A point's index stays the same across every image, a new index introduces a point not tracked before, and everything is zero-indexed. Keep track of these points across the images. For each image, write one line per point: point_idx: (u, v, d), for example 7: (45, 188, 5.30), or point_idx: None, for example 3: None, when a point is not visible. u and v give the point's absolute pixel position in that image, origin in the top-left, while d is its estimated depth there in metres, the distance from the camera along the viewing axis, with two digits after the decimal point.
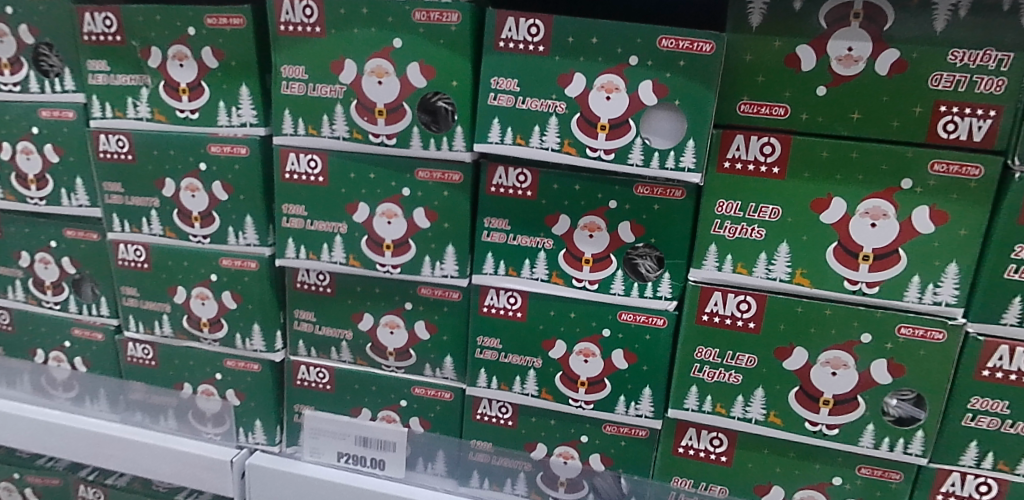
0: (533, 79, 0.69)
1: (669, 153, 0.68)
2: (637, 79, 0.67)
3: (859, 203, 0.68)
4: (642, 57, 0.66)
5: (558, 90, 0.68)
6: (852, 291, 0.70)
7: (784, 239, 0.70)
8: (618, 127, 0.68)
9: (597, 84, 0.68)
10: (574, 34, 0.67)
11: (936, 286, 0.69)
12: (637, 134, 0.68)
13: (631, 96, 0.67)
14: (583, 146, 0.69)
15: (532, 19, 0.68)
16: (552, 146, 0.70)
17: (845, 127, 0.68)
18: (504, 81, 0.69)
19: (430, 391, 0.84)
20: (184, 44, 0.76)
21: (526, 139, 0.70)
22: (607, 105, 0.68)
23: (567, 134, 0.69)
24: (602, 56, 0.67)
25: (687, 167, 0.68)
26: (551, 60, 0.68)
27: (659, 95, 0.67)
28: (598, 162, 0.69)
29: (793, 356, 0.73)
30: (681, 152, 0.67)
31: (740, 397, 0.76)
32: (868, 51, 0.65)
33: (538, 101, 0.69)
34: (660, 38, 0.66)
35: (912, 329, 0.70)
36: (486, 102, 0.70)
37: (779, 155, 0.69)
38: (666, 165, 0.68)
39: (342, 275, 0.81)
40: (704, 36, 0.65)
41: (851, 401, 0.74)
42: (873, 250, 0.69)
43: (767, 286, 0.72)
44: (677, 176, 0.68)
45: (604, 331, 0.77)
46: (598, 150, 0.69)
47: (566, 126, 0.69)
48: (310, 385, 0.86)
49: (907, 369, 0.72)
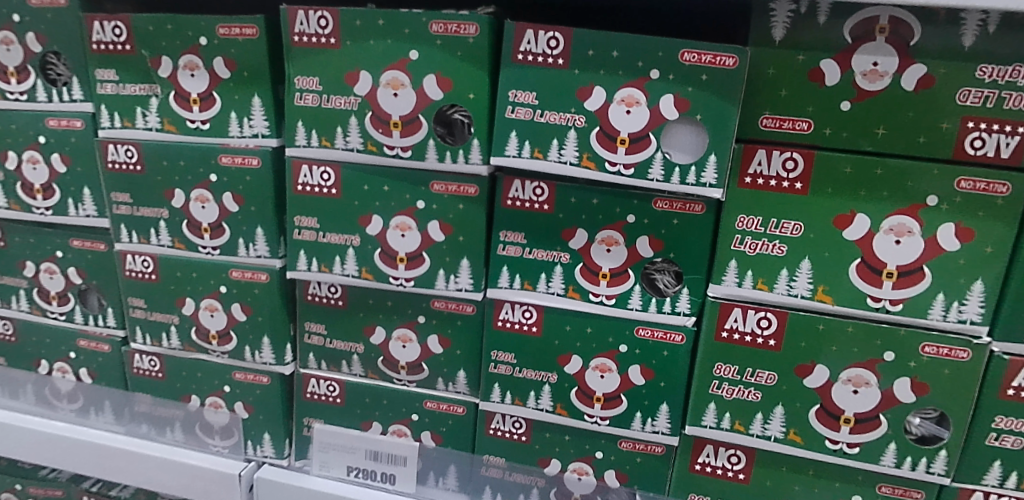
0: (552, 92, 0.68)
1: (689, 168, 0.67)
2: (658, 93, 0.66)
3: (883, 220, 0.67)
4: (664, 70, 0.65)
5: (577, 103, 0.67)
6: (875, 309, 0.69)
7: (806, 255, 0.69)
8: (638, 141, 0.67)
9: (617, 98, 0.66)
10: (594, 46, 0.66)
11: (961, 304, 0.68)
12: (658, 148, 0.67)
13: (652, 110, 0.66)
14: (602, 160, 0.68)
15: (551, 32, 0.66)
16: (570, 160, 0.69)
17: (870, 143, 0.66)
18: (523, 94, 0.68)
19: (442, 405, 0.83)
20: (195, 54, 0.75)
21: (544, 153, 0.69)
22: (627, 119, 0.66)
23: (586, 148, 0.68)
24: (622, 70, 0.66)
25: (708, 182, 0.67)
26: (570, 74, 0.67)
27: (681, 109, 0.66)
28: (617, 177, 0.68)
29: (814, 373, 0.72)
30: (702, 167, 0.66)
31: (760, 414, 0.75)
32: (894, 66, 0.64)
33: (557, 114, 0.68)
34: (682, 52, 0.64)
35: (936, 348, 0.69)
36: (504, 115, 0.69)
37: (801, 170, 0.68)
38: (687, 180, 0.67)
39: (354, 288, 0.80)
40: (727, 50, 0.63)
41: (873, 419, 0.73)
42: (897, 267, 0.68)
43: (788, 303, 0.71)
44: (698, 191, 0.67)
45: (621, 346, 0.76)
46: (617, 164, 0.68)
47: (585, 140, 0.68)
48: (320, 398, 0.85)
49: (931, 388, 0.71)
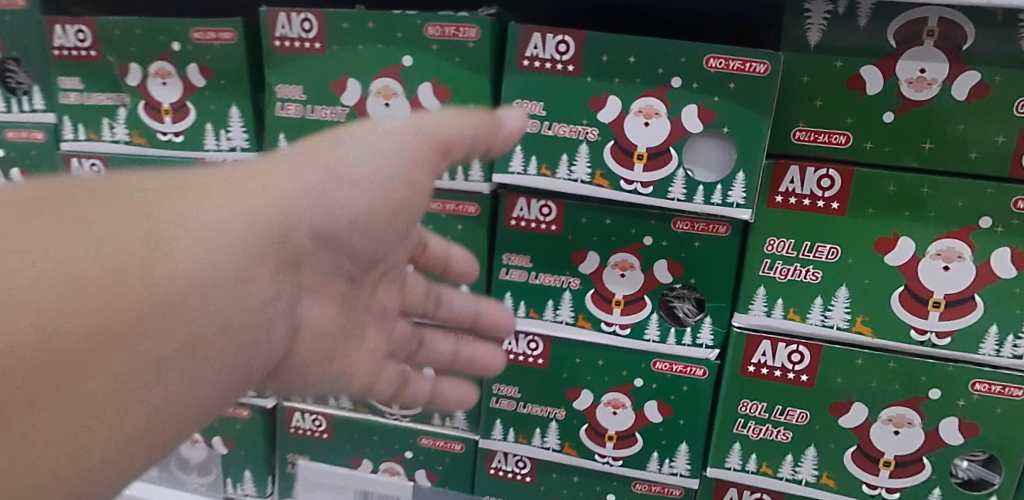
0: (561, 102, 0.61)
1: (715, 187, 0.60)
2: (680, 103, 0.59)
3: (929, 244, 0.61)
4: (687, 78, 0.58)
5: (590, 114, 0.61)
6: (920, 342, 0.63)
7: (843, 282, 0.63)
8: (657, 157, 0.60)
9: (634, 108, 0.60)
10: (609, 51, 0.59)
11: (1016, 338, 0.61)
12: (679, 164, 0.60)
13: (674, 122, 0.59)
14: (617, 177, 0.61)
15: (560, 35, 0.60)
16: (582, 177, 0.62)
17: (915, 159, 0.59)
18: (528, 104, 0.61)
19: (439, 442, 0.75)
20: (167, 60, 0.68)
21: (553, 170, 0.62)
22: (645, 132, 0.60)
23: (599, 164, 0.61)
24: (640, 77, 0.59)
25: (735, 202, 0.60)
26: (582, 82, 0.60)
27: (706, 121, 0.59)
28: (634, 197, 0.61)
29: (851, 412, 0.66)
30: (729, 186, 0.60)
31: (790, 456, 0.68)
32: (944, 73, 0.57)
33: (567, 126, 0.61)
34: (708, 58, 0.58)
35: (987, 385, 0.63)
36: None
37: (839, 189, 0.61)
38: (711, 200, 0.60)
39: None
40: (759, 55, 0.57)
41: (916, 463, 0.66)
42: (945, 296, 0.61)
43: (822, 334, 0.64)
44: (724, 212, 0.60)
45: (636, 381, 0.69)
46: (633, 182, 0.61)
47: (598, 155, 0.61)
48: (305, 433, 0.77)
49: (980, 429, 0.64)
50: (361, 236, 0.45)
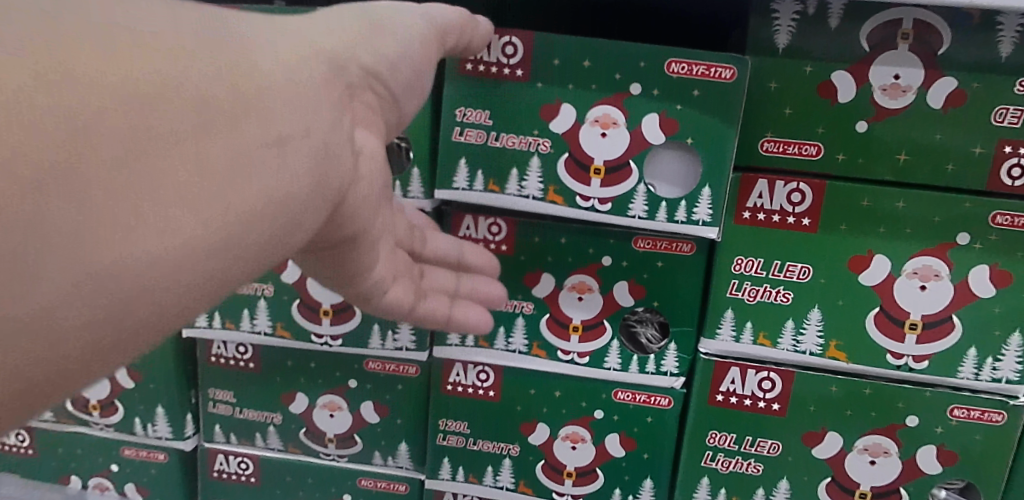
0: (510, 110, 0.55)
1: (679, 203, 0.55)
2: (640, 112, 0.53)
3: (905, 262, 0.57)
4: (647, 84, 0.53)
5: (541, 124, 0.55)
6: (896, 367, 0.59)
7: (815, 304, 0.58)
8: (616, 171, 0.54)
9: (590, 117, 0.54)
10: (561, 54, 0.53)
11: (995, 360, 0.58)
12: (640, 179, 0.55)
13: (633, 132, 0.54)
14: (572, 193, 0.55)
15: (506, 36, 0.53)
16: (534, 194, 0.56)
17: (890, 171, 0.55)
18: (473, 112, 0.55)
19: (381, 483, 0.68)
20: None
21: (502, 185, 0.56)
22: (602, 143, 0.54)
23: (552, 179, 0.55)
24: (595, 83, 0.53)
25: (701, 220, 0.55)
26: (532, 88, 0.54)
27: (668, 131, 0.53)
28: (591, 214, 0.56)
29: (825, 441, 0.61)
30: (694, 202, 0.55)
31: (762, 490, 0.63)
32: (919, 79, 0.53)
33: (516, 138, 0.55)
34: (669, 62, 0.52)
35: (966, 410, 0.59)
36: (450, 139, 0.56)
37: (810, 204, 0.56)
38: (675, 217, 0.55)
39: (269, 349, 0.65)
40: (724, 59, 0.52)
41: (893, 494, 0.62)
42: (922, 318, 0.57)
43: (793, 360, 0.60)
44: (689, 230, 0.55)
45: (596, 412, 0.63)
46: (591, 198, 0.55)
47: (552, 169, 0.55)
48: (230, 477, 0.69)
49: (959, 457, 0.60)
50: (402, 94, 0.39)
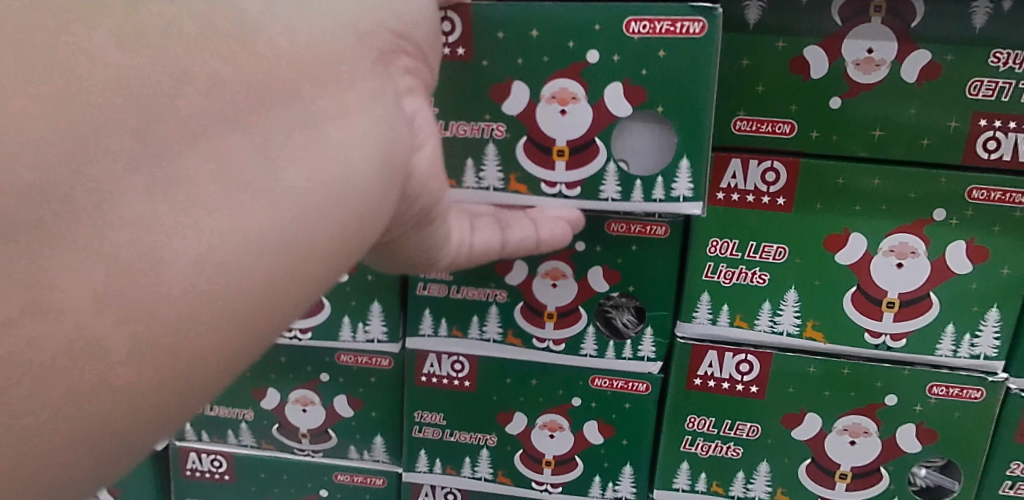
0: (456, 95, 0.53)
1: (656, 179, 0.53)
2: (600, 81, 0.51)
3: (882, 239, 0.56)
4: (606, 51, 0.50)
5: (493, 107, 0.53)
6: (874, 345, 0.58)
7: (792, 284, 0.58)
8: (581, 150, 0.53)
9: (547, 95, 0.52)
10: (506, 28, 0.51)
11: (973, 336, 0.57)
12: (608, 157, 0.53)
13: (595, 105, 0.52)
14: (538, 179, 0.54)
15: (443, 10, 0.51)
16: (495, 183, 0.55)
17: (865, 147, 0.54)
18: None
19: (358, 477, 0.67)
20: None
21: (458, 179, 0.55)
22: (562, 122, 0.52)
23: (512, 165, 0.54)
24: (548, 55, 0.51)
25: (681, 196, 0.52)
26: (477, 67, 0.52)
27: (635, 101, 0.51)
28: (558, 200, 0.54)
29: (804, 423, 0.61)
30: (671, 177, 0.52)
31: (741, 473, 0.63)
32: (892, 52, 0.52)
33: (466, 125, 0.54)
34: (628, 24, 0.50)
35: (945, 388, 0.59)
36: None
37: (784, 183, 0.55)
38: (653, 195, 0.53)
39: (281, 346, 0.63)
40: (689, 13, 0.49)
41: (873, 474, 0.62)
42: (899, 295, 0.57)
43: (772, 342, 0.59)
44: (669, 209, 0.53)
45: (574, 400, 0.62)
46: (557, 184, 0.54)
47: (510, 153, 0.54)
48: (203, 476, 0.68)
49: (939, 435, 0.60)
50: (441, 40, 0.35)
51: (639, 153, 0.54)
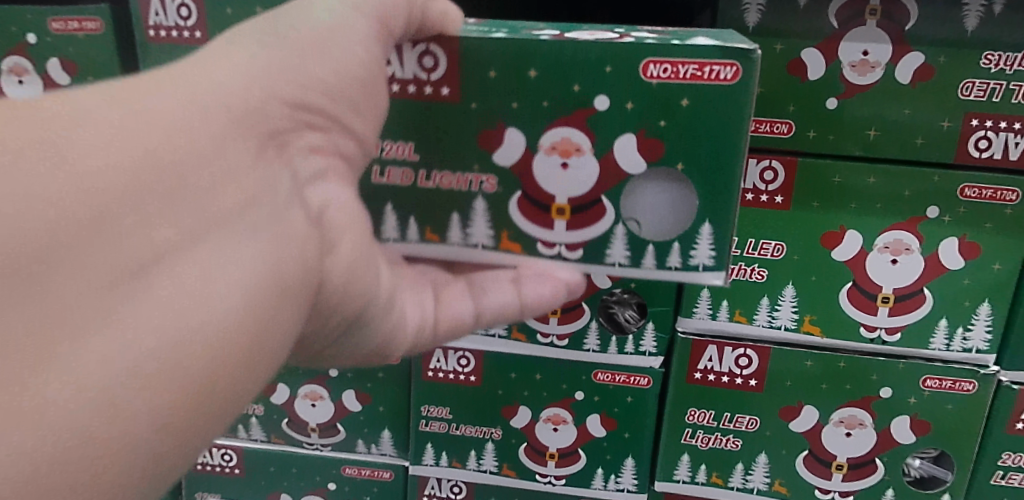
0: (436, 138, 0.44)
1: (672, 244, 0.45)
2: (611, 130, 0.43)
3: (877, 236, 0.57)
4: (619, 94, 0.42)
5: (482, 156, 0.44)
6: (869, 339, 0.60)
7: (790, 280, 0.59)
8: (585, 209, 0.45)
9: (547, 144, 0.43)
10: (499, 65, 0.42)
11: (966, 330, 0.59)
12: (618, 218, 0.45)
13: (604, 158, 0.43)
14: (534, 239, 0.46)
15: (423, 44, 0.43)
16: (483, 242, 0.47)
17: (860, 147, 0.56)
18: (394, 146, 0.45)
19: (365, 470, 0.69)
20: (23, 55, 0.60)
21: (441, 234, 0.47)
22: (564, 177, 0.44)
23: (504, 224, 0.46)
24: (549, 98, 0.42)
25: (701, 264, 0.45)
26: (464, 109, 0.43)
27: (651, 156, 0.43)
28: (558, 264, 0.47)
29: (802, 415, 0.62)
30: (690, 242, 0.45)
31: (741, 465, 0.65)
32: (887, 55, 0.53)
33: (452, 175, 0.45)
34: (646, 64, 0.41)
35: (938, 381, 0.60)
36: (368, 181, 0.46)
37: (782, 182, 0.57)
38: (667, 262, 0.46)
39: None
40: (718, 56, 0.41)
41: (868, 464, 0.63)
42: (894, 291, 0.58)
43: (770, 336, 0.61)
44: (686, 277, 0.46)
45: (577, 394, 0.64)
46: (556, 244, 0.46)
47: (501, 210, 0.46)
48: (213, 469, 0.70)
49: (932, 426, 0.62)
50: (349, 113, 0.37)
51: (658, 213, 0.45)
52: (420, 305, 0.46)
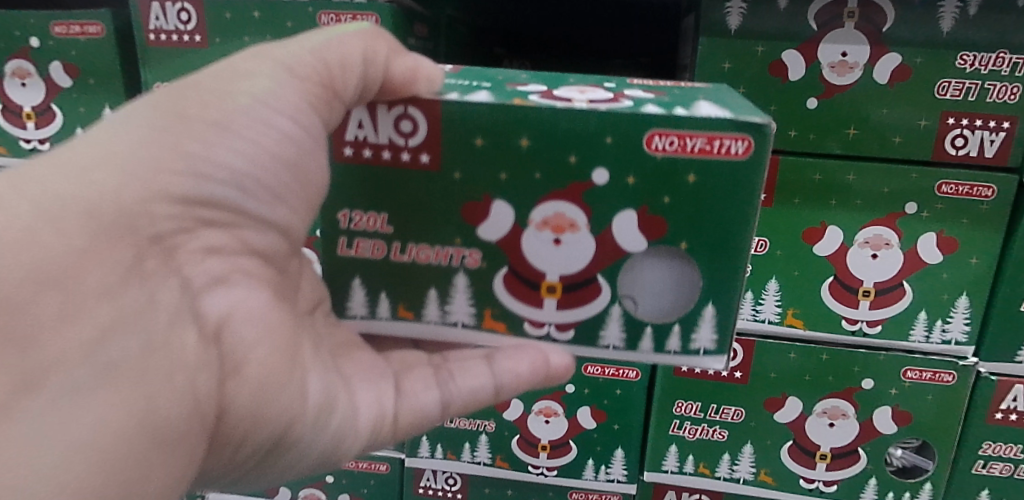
0: (411, 212, 0.38)
1: (671, 327, 0.40)
2: (614, 203, 0.37)
3: (858, 232, 0.59)
4: (620, 167, 0.36)
5: (462, 230, 0.39)
6: (851, 332, 0.62)
7: (772, 274, 0.61)
8: (577, 289, 0.39)
9: (542, 218, 0.38)
10: (486, 132, 0.36)
11: (944, 322, 0.60)
12: (614, 298, 0.39)
13: (600, 235, 0.38)
14: (520, 319, 0.40)
15: (400, 105, 0.37)
16: (462, 321, 0.41)
17: (840, 145, 0.57)
18: (363, 217, 0.39)
19: (363, 463, 0.71)
20: (26, 58, 0.61)
21: (417, 313, 0.41)
22: (555, 253, 0.39)
23: (487, 302, 0.40)
24: (540, 170, 0.37)
25: (701, 348, 0.40)
26: (444, 180, 0.37)
27: (652, 233, 0.37)
28: (546, 343, 0.41)
29: (785, 406, 0.64)
30: (692, 327, 0.40)
31: (727, 455, 0.66)
32: (865, 55, 0.55)
33: (428, 249, 0.39)
34: (655, 135, 0.35)
35: (919, 372, 0.62)
36: (334, 253, 0.40)
37: (764, 179, 0.59)
38: (665, 345, 0.40)
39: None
40: (730, 129, 0.35)
41: (851, 454, 0.65)
42: (874, 285, 0.60)
43: (754, 329, 0.63)
44: (685, 362, 0.40)
45: (568, 387, 0.66)
46: (544, 324, 0.41)
47: (485, 288, 0.40)
48: None
49: (913, 416, 0.63)
50: (266, 210, 0.34)
51: (659, 292, 0.39)
52: (377, 403, 0.40)
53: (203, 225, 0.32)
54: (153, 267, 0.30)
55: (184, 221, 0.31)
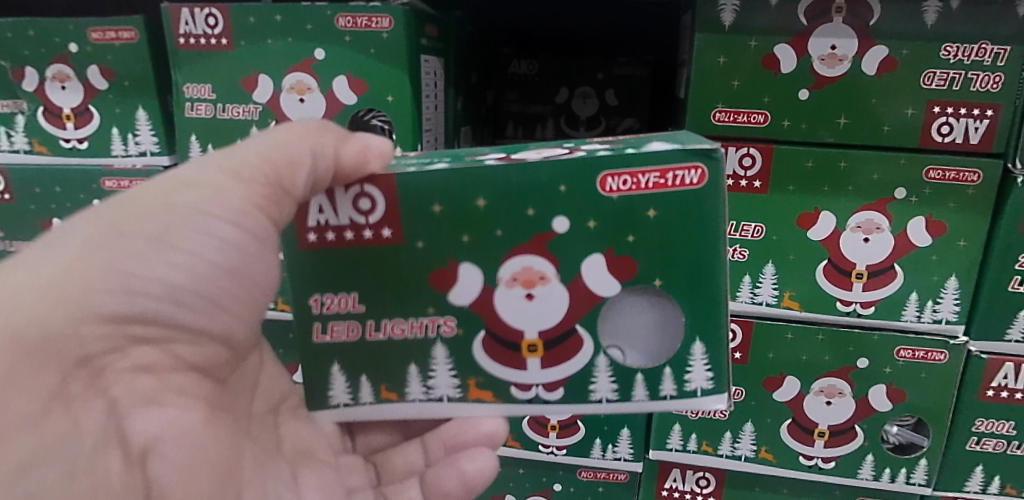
0: (389, 287, 0.45)
1: (663, 370, 0.46)
2: (574, 254, 0.43)
3: (850, 217, 0.62)
4: (577, 215, 0.43)
5: (436, 299, 0.45)
6: (845, 313, 0.64)
7: (770, 258, 0.64)
8: (554, 343, 0.45)
9: (507, 276, 0.44)
10: (441, 197, 0.43)
11: (935, 303, 0.63)
12: (597, 349, 0.46)
13: (571, 284, 0.44)
14: (505, 385, 0.47)
15: (356, 186, 0.43)
16: (447, 393, 0.47)
17: (831, 134, 0.60)
18: (332, 300, 0.46)
19: None
20: (65, 63, 0.66)
21: (400, 392, 0.47)
22: (528, 308, 0.45)
23: (470, 371, 0.47)
24: (501, 227, 0.43)
25: (698, 388, 0.46)
26: (410, 247, 0.44)
27: (623, 276, 0.44)
28: (537, 406, 0.47)
29: (784, 386, 0.67)
30: (683, 368, 0.46)
31: (729, 433, 0.69)
32: (853, 48, 0.58)
33: (403, 323, 0.46)
34: (604, 177, 0.42)
35: (911, 351, 0.65)
36: (310, 342, 0.47)
37: (760, 167, 0.62)
38: (662, 392, 0.46)
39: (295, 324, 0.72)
40: (681, 161, 0.41)
41: (848, 431, 0.68)
42: (867, 267, 0.63)
43: (752, 312, 0.66)
44: (688, 403, 0.47)
45: None
46: (532, 386, 0.47)
47: (462, 355, 0.46)
48: None
49: (908, 394, 0.66)
50: (198, 316, 0.41)
51: (640, 337, 0.45)
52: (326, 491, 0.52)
53: (132, 341, 0.39)
54: (78, 388, 0.37)
55: (113, 340, 0.38)
